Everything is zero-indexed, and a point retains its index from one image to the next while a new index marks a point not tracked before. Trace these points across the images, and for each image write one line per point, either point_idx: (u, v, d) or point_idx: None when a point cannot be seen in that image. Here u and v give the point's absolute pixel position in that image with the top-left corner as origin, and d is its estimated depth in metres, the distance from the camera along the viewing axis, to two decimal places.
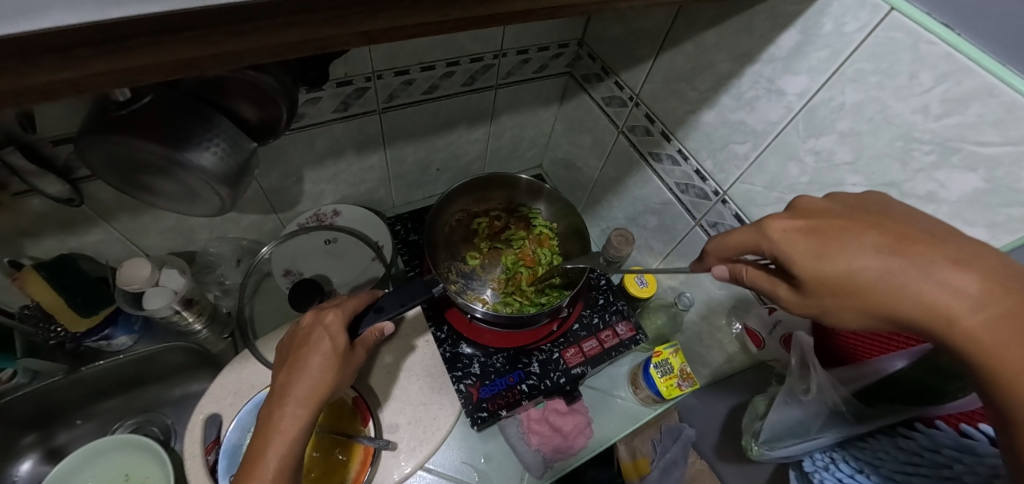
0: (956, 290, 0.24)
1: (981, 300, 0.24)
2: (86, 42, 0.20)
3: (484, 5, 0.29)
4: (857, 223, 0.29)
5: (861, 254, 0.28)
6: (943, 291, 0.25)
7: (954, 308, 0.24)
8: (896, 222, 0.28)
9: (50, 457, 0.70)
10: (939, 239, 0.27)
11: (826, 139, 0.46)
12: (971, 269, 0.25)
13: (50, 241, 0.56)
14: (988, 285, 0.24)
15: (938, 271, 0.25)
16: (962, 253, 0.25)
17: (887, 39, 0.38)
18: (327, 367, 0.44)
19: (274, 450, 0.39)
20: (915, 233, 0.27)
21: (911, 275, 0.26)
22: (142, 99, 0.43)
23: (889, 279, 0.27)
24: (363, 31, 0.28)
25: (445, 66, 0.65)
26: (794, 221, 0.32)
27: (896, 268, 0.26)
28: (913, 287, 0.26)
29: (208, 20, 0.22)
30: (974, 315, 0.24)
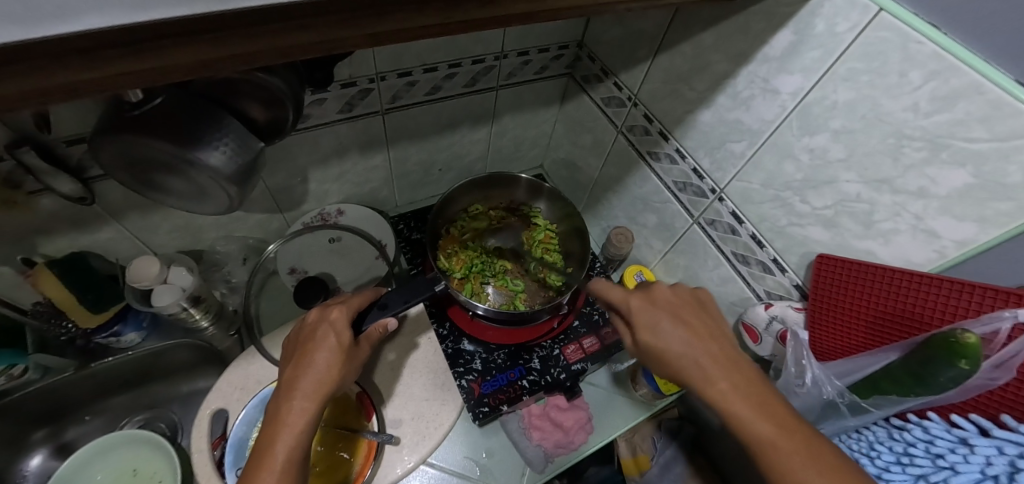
0: (708, 367, 0.41)
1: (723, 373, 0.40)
2: (110, 43, 0.21)
3: (485, 7, 0.30)
4: (678, 312, 0.45)
5: (664, 330, 0.44)
6: (698, 363, 0.41)
7: (707, 374, 0.40)
8: (696, 319, 0.45)
9: (60, 452, 0.71)
10: (710, 336, 0.43)
11: (819, 137, 0.47)
12: (715, 355, 0.42)
13: (62, 239, 0.58)
14: (723, 367, 0.40)
15: (706, 356, 0.42)
16: (716, 346, 0.42)
17: (877, 39, 0.39)
18: (333, 362, 0.45)
19: (282, 442, 0.40)
20: (700, 331, 0.44)
21: (700, 359, 0.41)
22: (155, 100, 0.45)
23: (682, 349, 0.43)
24: (369, 33, 0.29)
25: (447, 68, 0.67)
26: (641, 298, 0.48)
27: (682, 346, 0.43)
28: (694, 364, 0.41)
29: (224, 23, 0.23)
30: (711, 375, 0.40)
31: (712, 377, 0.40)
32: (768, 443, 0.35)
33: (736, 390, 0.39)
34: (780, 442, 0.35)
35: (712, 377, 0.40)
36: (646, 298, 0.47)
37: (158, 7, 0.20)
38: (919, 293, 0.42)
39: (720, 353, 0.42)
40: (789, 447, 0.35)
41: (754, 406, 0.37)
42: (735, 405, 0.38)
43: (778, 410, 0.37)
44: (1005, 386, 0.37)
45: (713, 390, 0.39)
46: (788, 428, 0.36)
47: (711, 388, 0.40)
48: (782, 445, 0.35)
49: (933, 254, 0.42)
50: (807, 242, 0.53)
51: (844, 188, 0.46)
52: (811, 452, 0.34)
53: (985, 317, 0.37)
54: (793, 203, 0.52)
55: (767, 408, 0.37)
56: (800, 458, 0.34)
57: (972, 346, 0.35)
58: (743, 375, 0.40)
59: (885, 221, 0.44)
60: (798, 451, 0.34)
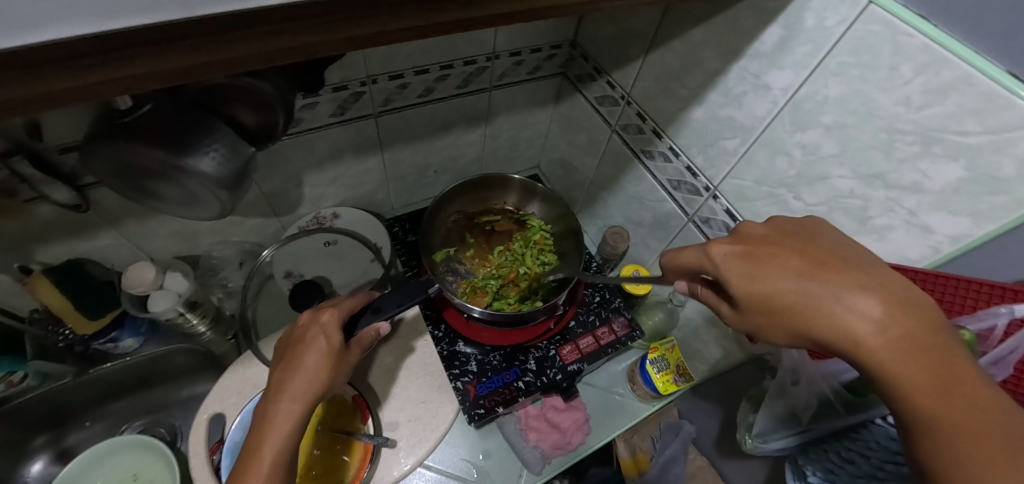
0: (865, 322, 0.27)
1: (881, 322, 0.27)
2: (82, 52, 0.22)
3: (465, 7, 0.30)
4: (804, 249, 0.31)
5: (774, 271, 0.30)
6: (853, 315, 0.27)
7: (849, 329, 0.27)
8: (821, 252, 0.30)
9: (61, 458, 0.72)
10: (850, 266, 0.29)
11: (812, 132, 0.46)
12: (885, 303, 0.27)
13: (58, 246, 0.58)
14: (881, 313, 0.27)
15: (864, 305, 0.27)
16: (867, 278, 0.28)
17: (867, 32, 0.38)
18: (323, 364, 0.45)
19: (269, 446, 0.40)
20: (875, 285, 0.28)
21: (838, 307, 0.28)
22: (144, 106, 0.44)
23: (806, 297, 0.29)
24: (349, 36, 0.29)
25: (439, 69, 0.67)
26: (728, 238, 0.34)
27: (823, 293, 0.28)
28: (832, 306, 0.28)
29: (200, 29, 0.23)
30: (866, 335, 0.27)
31: (871, 339, 0.27)
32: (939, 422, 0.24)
33: (905, 348, 0.26)
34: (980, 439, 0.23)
35: (861, 336, 0.27)
36: (752, 235, 0.33)
37: (132, 15, 0.20)
38: None
39: (895, 297, 0.27)
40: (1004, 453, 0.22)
41: (931, 376, 0.25)
42: (902, 375, 0.26)
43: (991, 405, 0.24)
44: (1003, 383, 0.36)
45: (866, 352, 0.27)
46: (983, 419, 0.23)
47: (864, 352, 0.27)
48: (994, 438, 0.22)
49: (928, 249, 0.41)
50: None
51: (838, 183, 0.46)
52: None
53: (980, 313, 0.37)
54: (787, 199, 0.51)
55: (960, 382, 0.24)
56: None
57: (969, 343, 0.35)
58: (926, 343, 0.26)
59: (879, 217, 0.44)
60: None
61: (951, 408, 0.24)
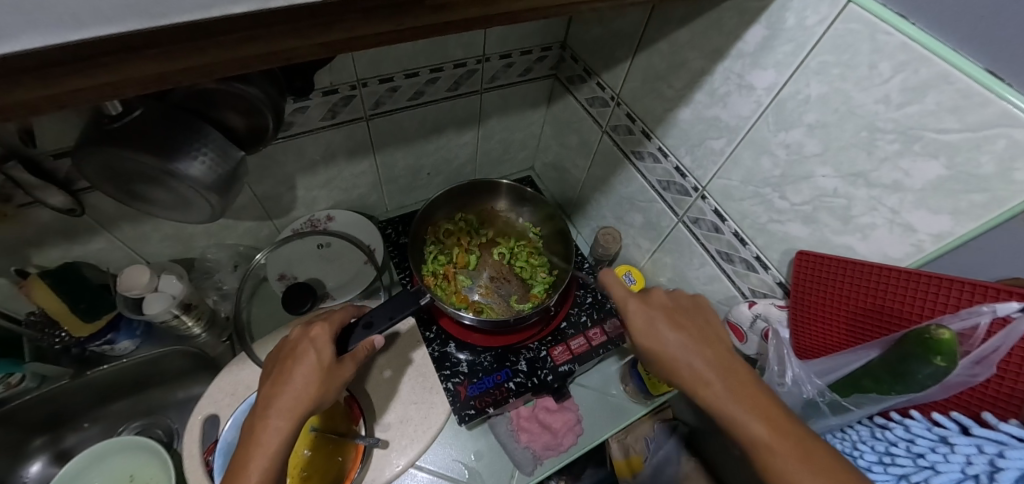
0: (703, 373, 0.41)
1: (715, 377, 0.41)
2: (54, 60, 0.22)
3: (438, 12, 0.30)
4: (672, 331, 0.45)
5: (656, 329, 0.45)
6: (701, 373, 0.41)
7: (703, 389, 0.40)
8: (688, 320, 0.46)
9: (59, 459, 0.73)
10: (704, 336, 0.44)
11: (795, 131, 0.46)
12: (709, 358, 0.42)
13: (54, 249, 0.59)
14: (716, 366, 0.41)
15: (697, 360, 0.42)
16: (706, 341, 0.44)
17: (846, 31, 0.38)
18: (312, 380, 0.45)
19: (257, 462, 0.40)
20: (699, 326, 0.46)
21: (691, 364, 0.42)
22: (133, 112, 0.46)
23: (672, 350, 0.44)
24: (322, 42, 0.29)
25: (429, 73, 0.67)
26: (638, 299, 0.48)
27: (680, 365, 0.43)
28: (686, 365, 0.43)
29: (172, 37, 0.24)
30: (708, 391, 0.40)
31: (716, 392, 0.40)
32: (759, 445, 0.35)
33: (731, 390, 0.39)
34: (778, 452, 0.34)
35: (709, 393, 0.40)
36: (646, 312, 0.47)
37: (98, 23, 0.20)
38: (896, 288, 0.41)
39: (720, 354, 0.43)
40: (784, 455, 0.34)
41: (751, 412, 0.37)
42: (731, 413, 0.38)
43: (774, 411, 0.37)
44: (986, 383, 0.36)
45: (711, 400, 0.39)
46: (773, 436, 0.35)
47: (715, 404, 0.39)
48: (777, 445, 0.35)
49: (910, 247, 0.41)
50: (788, 238, 0.52)
51: (821, 182, 0.46)
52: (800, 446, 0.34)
53: (963, 312, 0.36)
54: (773, 199, 0.51)
55: (765, 413, 0.37)
56: (805, 466, 0.33)
57: (947, 342, 0.34)
58: (743, 382, 0.40)
59: (863, 216, 0.44)
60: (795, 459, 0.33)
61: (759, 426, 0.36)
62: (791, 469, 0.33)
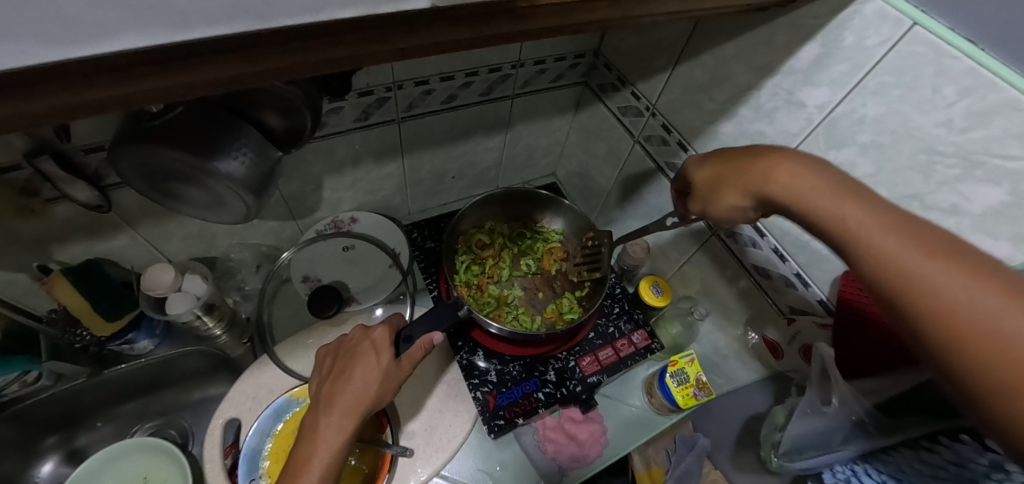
0: (785, 181, 0.34)
1: (800, 182, 0.33)
2: (143, 61, 0.21)
3: (518, 21, 0.29)
4: (745, 156, 0.39)
5: (717, 167, 0.41)
6: (778, 182, 0.34)
7: (790, 186, 0.34)
8: (743, 149, 0.39)
9: (70, 459, 0.71)
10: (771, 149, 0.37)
11: (847, 151, 0.46)
12: (799, 166, 0.34)
13: (77, 246, 0.58)
14: (798, 169, 0.34)
15: (772, 163, 0.36)
16: (763, 153, 0.37)
17: (909, 53, 0.38)
18: (373, 382, 0.44)
19: (319, 459, 0.40)
20: (750, 148, 0.39)
21: (757, 177, 0.36)
22: (175, 110, 0.44)
23: (739, 175, 0.38)
24: (399, 47, 0.28)
25: (464, 76, 0.66)
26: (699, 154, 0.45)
27: (757, 173, 0.36)
28: (758, 177, 0.36)
29: (263, 39, 0.23)
30: (800, 185, 0.33)
31: (801, 191, 0.33)
32: (870, 247, 0.28)
33: (814, 189, 0.32)
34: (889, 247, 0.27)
35: (800, 196, 0.33)
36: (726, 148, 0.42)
37: (197, 25, 0.19)
38: None
39: (803, 161, 0.34)
40: (903, 251, 0.27)
41: (846, 205, 0.30)
42: (827, 218, 0.31)
43: (886, 209, 0.29)
44: None
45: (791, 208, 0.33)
46: (885, 231, 0.28)
47: (798, 198, 0.33)
48: (884, 232, 0.28)
49: None
50: (831, 257, 0.52)
51: None
52: (935, 245, 0.26)
53: None
54: None
55: (873, 209, 0.29)
56: (942, 260, 0.25)
57: None
58: (840, 183, 0.32)
59: None
60: (919, 252, 0.26)
61: (860, 219, 0.29)
62: (899, 258, 0.27)
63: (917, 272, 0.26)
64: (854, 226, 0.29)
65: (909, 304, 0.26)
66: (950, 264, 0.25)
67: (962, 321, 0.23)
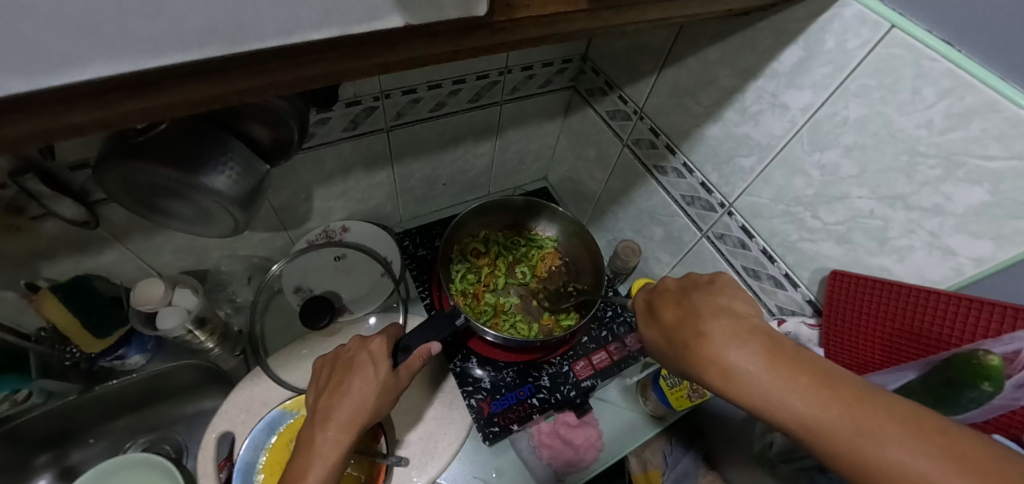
0: (725, 359, 0.31)
1: (733, 361, 0.31)
2: (119, 84, 0.21)
3: (496, 35, 0.29)
4: (686, 315, 0.37)
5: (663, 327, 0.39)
6: (718, 361, 0.32)
7: (731, 369, 0.31)
8: (677, 310, 0.39)
9: (63, 476, 0.70)
10: (700, 313, 0.36)
11: (831, 153, 0.46)
12: (728, 335, 0.32)
13: (65, 262, 0.57)
14: (727, 341, 0.32)
15: (699, 332, 0.34)
16: (694, 320, 0.35)
17: (889, 55, 0.39)
18: (369, 394, 0.43)
19: (314, 474, 0.39)
20: (687, 307, 0.38)
21: (695, 344, 0.34)
22: (158, 126, 0.44)
23: (685, 347, 0.35)
24: (379, 63, 0.28)
25: (451, 84, 0.66)
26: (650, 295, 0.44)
27: (695, 346, 0.34)
28: (698, 348, 0.34)
29: (239, 60, 0.22)
30: (724, 366, 0.31)
31: (735, 370, 0.30)
32: (810, 422, 0.26)
33: (740, 360, 0.30)
34: (838, 426, 0.25)
35: (740, 379, 0.30)
36: (667, 299, 0.41)
37: (167, 51, 0.19)
38: (936, 311, 0.41)
39: (730, 328, 0.33)
40: (842, 429, 0.25)
41: (773, 376, 0.29)
42: (769, 399, 0.28)
43: (803, 364, 0.28)
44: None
45: (728, 387, 0.31)
46: (827, 406, 0.26)
47: (732, 381, 0.30)
48: (818, 410, 0.26)
49: (950, 271, 0.41)
50: (819, 257, 0.52)
51: (857, 204, 0.46)
52: (880, 417, 0.24)
53: (1006, 337, 0.36)
54: (805, 218, 0.52)
55: (798, 376, 0.28)
56: (882, 433, 0.24)
57: (994, 368, 0.35)
58: (765, 347, 0.30)
59: (900, 238, 0.44)
60: (880, 439, 0.24)
61: (788, 395, 0.27)
62: (867, 445, 0.24)
63: (869, 452, 0.24)
64: (794, 408, 0.27)
65: None
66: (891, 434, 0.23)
67: None
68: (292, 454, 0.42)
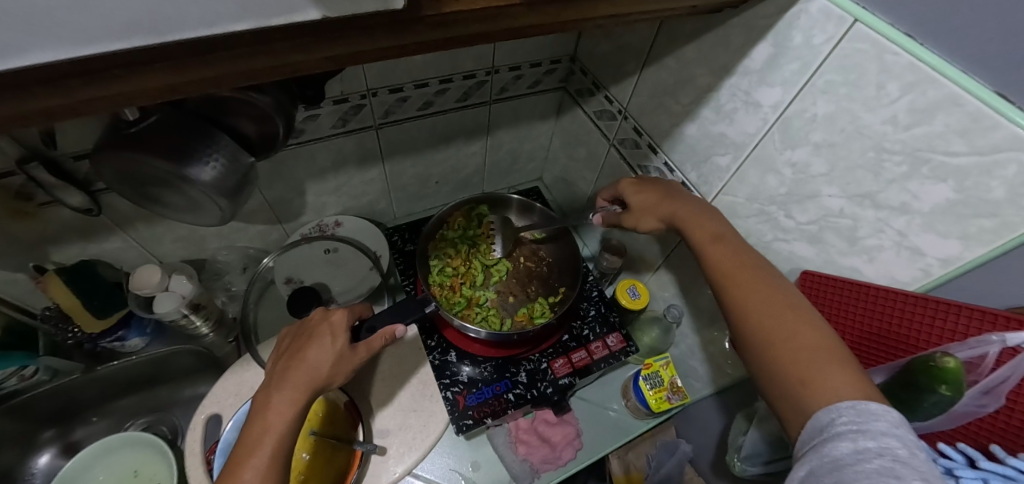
0: (709, 230, 0.46)
1: (713, 232, 0.46)
2: (68, 72, 0.23)
3: (438, 29, 0.30)
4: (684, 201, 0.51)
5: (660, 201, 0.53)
6: (704, 231, 0.46)
7: (707, 237, 0.46)
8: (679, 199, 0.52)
9: (67, 451, 0.74)
10: (704, 204, 0.50)
11: (801, 150, 0.46)
12: (716, 224, 0.47)
13: (71, 248, 0.62)
14: (716, 227, 0.46)
15: (690, 215, 0.48)
16: (698, 206, 0.49)
17: (853, 50, 0.38)
18: (328, 361, 0.46)
19: (271, 434, 0.41)
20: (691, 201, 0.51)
21: (688, 218, 0.48)
22: (150, 118, 0.47)
23: (676, 214, 0.50)
24: (327, 56, 0.29)
25: (438, 83, 0.68)
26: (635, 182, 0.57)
27: (688, 216, 0.48)
28: (687, 219, 0.48)
29: (180, 52, 0.24)
30: (709, 240, 0.45)
31: (711, 237, 0.45)
32: (738, 271, 0.42)
33: (718, 237, 0.45)
34: (751, 280, 0.40)
35: (708, 245, 0.45)
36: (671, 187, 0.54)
37: (102, 40, 0.21)
38: (907, 312, 0.40)
39: (720, 224, 0.47)
40: (756, 285, 0.40)
41: (732, 252, 0.44)
42: (720, 257, 0.43)
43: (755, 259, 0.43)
44: (995, 414, 0.35)
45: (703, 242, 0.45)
46: (760, 282, 0.40)
47: (704, 239, 0.46)
48: (750, 273, 0.41)
49: (918, 271, 0.40)
50: (794, 257, 0.51)
51: (828, 202, 0.45)
52: (781, 293, 0.39)
53: (971, 341, 0.35)
54: (778, 217, 0.51)
55: (746, 259, 0.43)
56: (774, 294, 0.39)
57: (952, 372, 0.34)
58: (738, 241, 0.45)
59: (870, 238, 0.43)
60: (777, 302, 0.38)
61: (734, 261, 0.42)
62: (763, 295, 0.39)
63: (763, 298, 0.39)
64: (737, 265, 0.42)
65: (758, 322, 0.38)
66: (780, 296, 0.39)
67: (778, 334, 0.36)
68: (247, 417, 0.43)
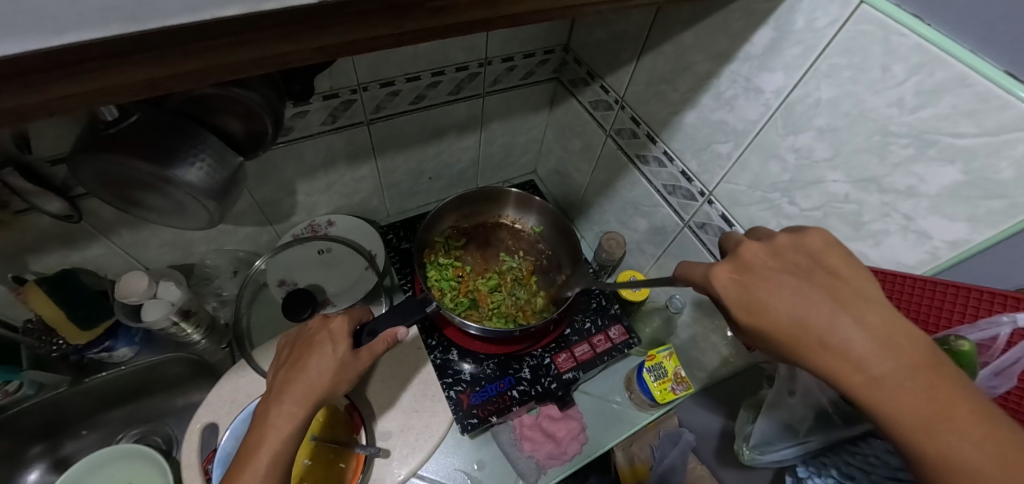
0: (856, 354, 0.27)
1: (873, 360, 0.26)
2: (37, 66, 0.21)
3: (436, 15, 0.29)
4: (811, 282, 0.30)
5: (772, 299, 0.30)
6: (855, 359, 0.27)
7: (869, 372, 0.26)
8: (807, 277, 0.30)
9: (56, 467, 0.72)
10: (847, 287, 0.29)
11: (805, 136, 0.45)
12: (875, 333, 0.27)
13: (51, 256, 0.59)
14: (876, 342, 0.27)
15: (834, 331, 0.28)
16: (839, 302, 0.28)
17: (857, 33, 0.37)
18: (328, 370, 0.44)
19: (268, 445, 0.40)
20: (828, 282, 0.30)
21: (830, 341, 0.28)
22: (130, 117, 0.44)
23: (805, 325, 0.29)
24: (319, 46, 0.28)
25: (430, 76, 0.66)
26: (726, 266, 0.34)
27: (830, 327, 0.28)
28: (824, 337, 0.28)
29: (160, 41, 0.22)
30: (875, 381, 0.26)
31: (876, 376, 0.26)
32: (952, 453, 0.23)
33: (890, 367, 0.26)
34: (980, 464, 0.23)
35: (880, 393, 0.26)
36: (777, 259, 0.31)
37: (76, 29, 0.19)
38: (914, 296, 0.40)
39: (883, 331, 0.27)
40: (996, 477, 0.22)
41: (924, 396, 0.25)
42: (902, 413, 0.25)
43: (964, 401, 0.24)
44: (1006, 396, 0.35)
45: (862, 387, 0.26)
46: (999, 465, 0.22)
47: (860, 381, 0.26)
48: (978, 445, 0.23)
49: (925, 255, 0.40)
50: None
51: (832, 188, 0.45)
52: None
53: (982, 322, 0.35)
54: (781, 204, 0.50)
55: (954, 409, 0.24)
56: None
57: (966, 354, 0.33)
58: (917, 359, 0.26)
59: (875, 222, 0.42)
60: None
61: (926, 422, 0.24)
62: None
63: None
64: (936, 435, 0.24)
65: None
66: None
67: None
68: (249, 428, 0.42)
